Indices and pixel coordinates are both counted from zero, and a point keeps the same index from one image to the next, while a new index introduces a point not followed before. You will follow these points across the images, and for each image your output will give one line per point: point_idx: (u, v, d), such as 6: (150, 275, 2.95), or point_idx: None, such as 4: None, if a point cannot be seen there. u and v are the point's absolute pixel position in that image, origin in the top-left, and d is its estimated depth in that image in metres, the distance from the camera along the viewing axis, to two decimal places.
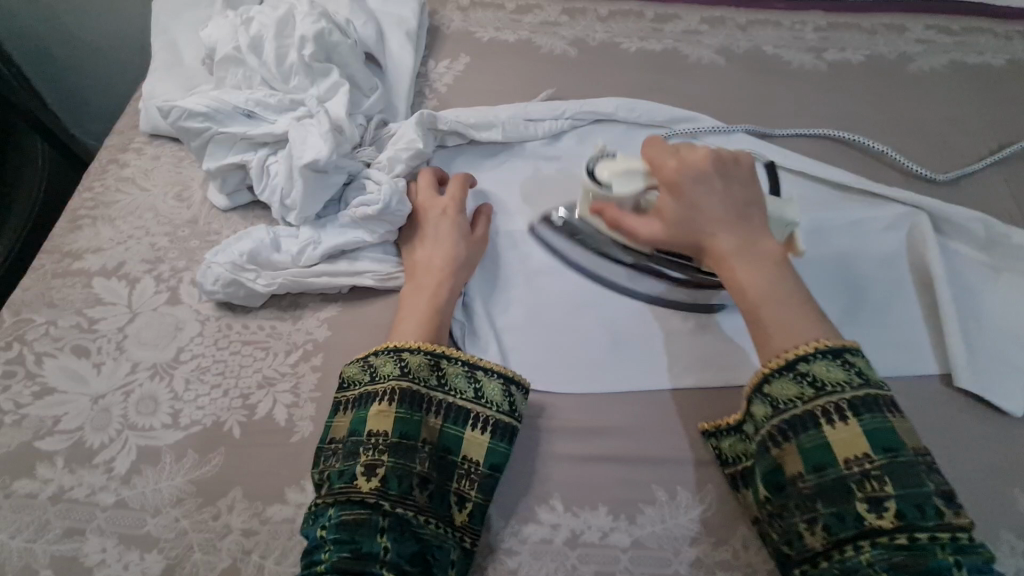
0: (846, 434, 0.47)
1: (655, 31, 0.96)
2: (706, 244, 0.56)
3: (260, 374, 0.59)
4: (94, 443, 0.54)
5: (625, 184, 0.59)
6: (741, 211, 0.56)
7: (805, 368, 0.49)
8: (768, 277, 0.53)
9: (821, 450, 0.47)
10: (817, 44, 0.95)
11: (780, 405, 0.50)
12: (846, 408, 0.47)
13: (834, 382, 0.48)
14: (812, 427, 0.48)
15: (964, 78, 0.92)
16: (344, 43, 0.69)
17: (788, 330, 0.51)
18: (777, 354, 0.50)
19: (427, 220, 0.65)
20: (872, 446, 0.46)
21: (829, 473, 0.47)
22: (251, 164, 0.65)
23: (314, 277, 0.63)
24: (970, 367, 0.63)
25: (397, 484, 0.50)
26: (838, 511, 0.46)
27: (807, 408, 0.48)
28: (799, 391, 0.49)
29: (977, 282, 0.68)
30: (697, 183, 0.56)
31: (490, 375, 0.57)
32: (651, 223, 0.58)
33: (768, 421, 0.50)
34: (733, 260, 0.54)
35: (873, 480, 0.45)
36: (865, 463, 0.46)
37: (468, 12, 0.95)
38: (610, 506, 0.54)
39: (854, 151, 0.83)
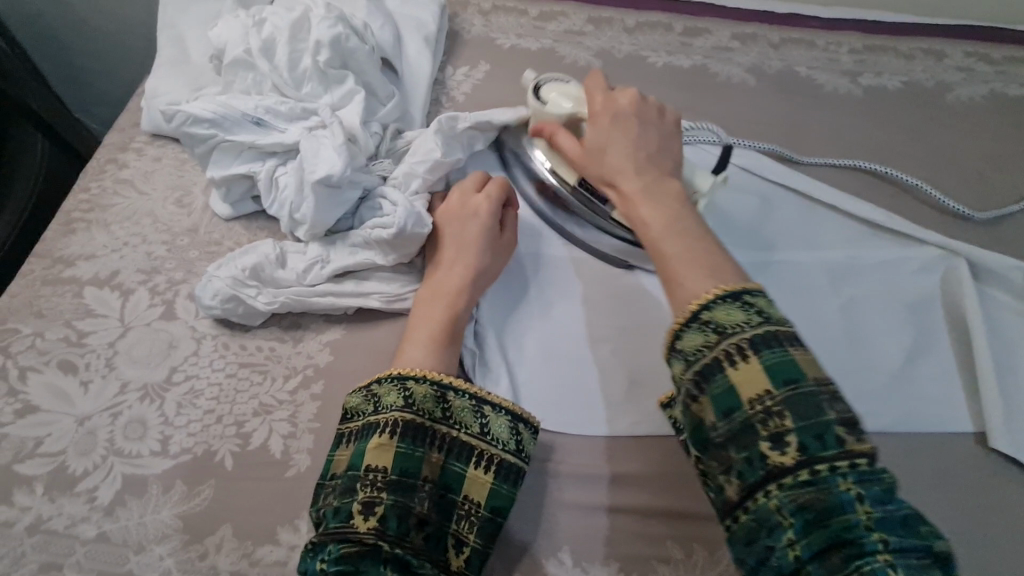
0: (747, 374, 0.40)
1: (683, 46, 0.92)
2: (611, 176, 0.54)
3: (256, 401, 0.55)
4: (77, 469, 0.51)
5: (562, 105, 0.62)
6: (653, 151, 0.54)
7: (706, 314, 0.42)
8: (671, 210, 0.50)
9: (728, 395, 0.40)
10: (852, 68, 0.91)
11: (688, 358, 0.42)
12: (748, 347, 0.40)
13: (735, 324, 0.41)
14: (718, 373, 0.41)
15: (1003, 111, 0.88)
16: (362, 48, 0.64)
17: (696, 269, 0.45)
18: (697, 295, 0.43)
19: (457, 218, 0.62)
20: (773, 380, 0.39)
21: (737, 417, 0.40)
22: (258, 175, 0.61)
23: (318, 296, 0.59)
24: (1005, 428, 0.59)
25: (397, 524, 0.46)
26: (748, 456, 0.39)
27: (713, 354, 0.41)
28: (705, 338, 0.42)
29: (1013, 334, 0.65)
30: (615, 125, 0.55)
31: (499, 411, 0.53)
32: (574, 152, 0.57)
33: (683, 376, 0.42)
34: (640, 194, 0.51)
35: (775, 417, 0.39)
36: (767, 400, 0.39)
37: (489, 17, 0.91)
38: (621, 563, 0.51)
39: (887, 183, 0.79)
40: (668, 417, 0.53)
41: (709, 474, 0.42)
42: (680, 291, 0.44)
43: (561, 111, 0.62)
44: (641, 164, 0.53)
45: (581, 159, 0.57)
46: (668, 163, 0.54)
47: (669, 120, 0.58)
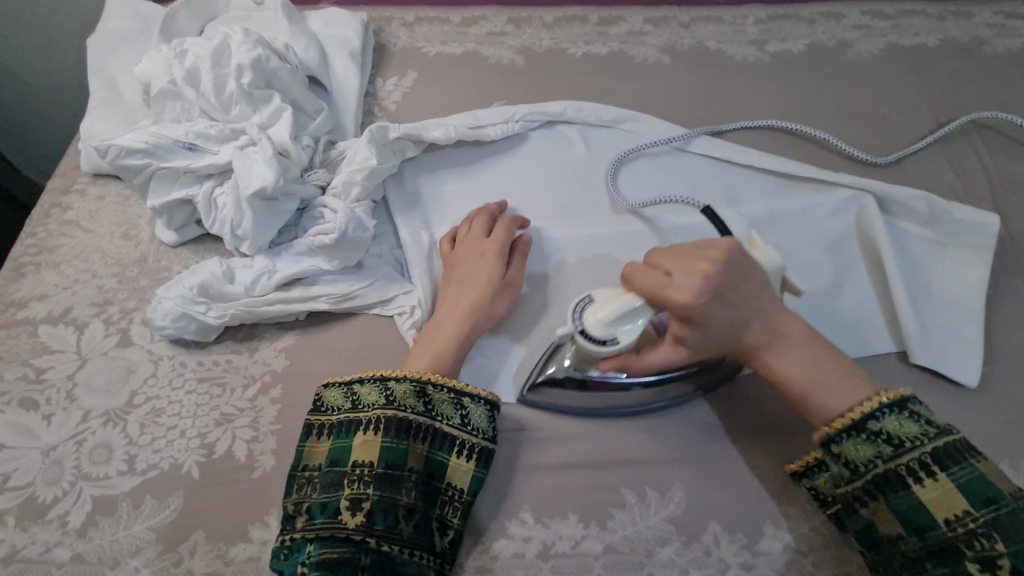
0: (938, 493, 0.47)
1: (600, 34, 0.97)
2: (731, 348, 0.54)
3: (218, 412, 0.58)
4: (47, 497, 0.53)
5: (630, 329, 0.55)
6: (755, 311, 0.53)
7: (877, 426, 0.50)
8: (808, 361, 0.53)
9: (916, 512, 0.47)
10: (758, 37, 0.97)
11: (859, 466, 0.50)
12: (933, 465, 0.48)
13: (912, 437, 0.49)
14: (901, 488, 0.48)
15: (901, 60, 0.95)
16: (283, 67, 0.68)
17: (838, 393, 0.52)
18: (831, 418, 0.51)
19: (462, 260, 0.64)
20: (970, 501, 0.46)
21: (932, 535, 0.47)
22: (196, 197, 0.63)
23: (268, 305, 0.62)
24: (922, 343, 0.64)
25: (383, 518, 0.49)
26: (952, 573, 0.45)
27: (888, 467, 0.49)
28: (876, 450, 0.49)
29: (923, 260, 0.70)
30: (714, 303, 0.52)
31: (477, 401, 0.55)
32: (674, 354, 0.55)
33: (852, 485, 0.50)
34: (766, 351, 0.54)
35: (982, 537, 0.45)
36: (969, 520, 0.46)
37: (413, 28, 0.95)
38: (581, 514, 0.54)
39: (798, 138, 0.85)
40: (806, 488, 0.54)
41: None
42: (820, 412, 0.52)
43: (636, 331, 0.55)
44: (758, 327, 0.53)
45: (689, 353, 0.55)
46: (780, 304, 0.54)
47: (752, 272, 0.54)
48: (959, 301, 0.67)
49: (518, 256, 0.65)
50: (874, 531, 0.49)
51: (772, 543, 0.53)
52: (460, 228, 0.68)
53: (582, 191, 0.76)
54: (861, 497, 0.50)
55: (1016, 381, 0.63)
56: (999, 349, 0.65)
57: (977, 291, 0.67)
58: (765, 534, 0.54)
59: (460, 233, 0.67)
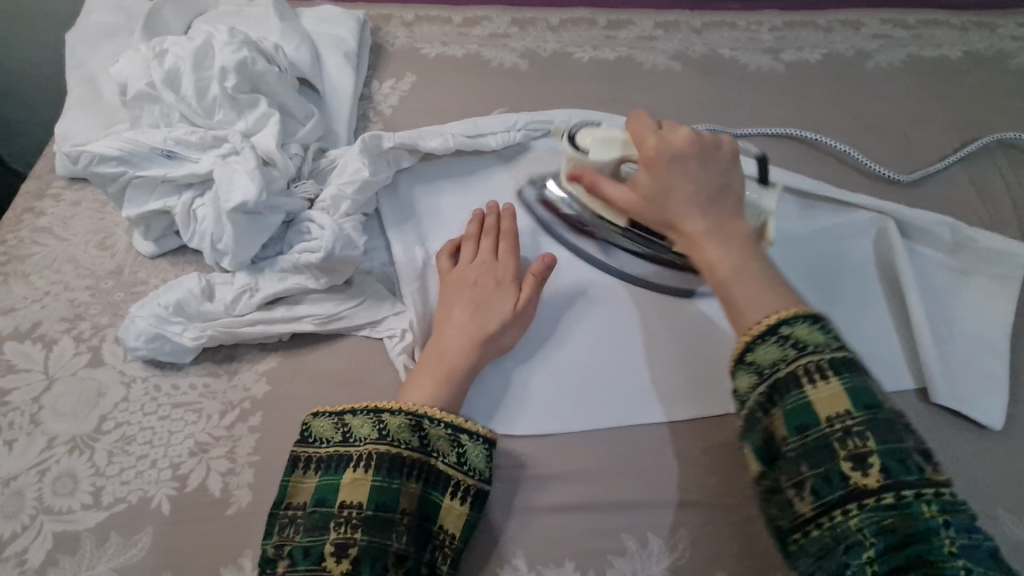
0: (827, 395, 0.42)
1: (608, 38, 0.93)
2: (673, 218, 0.53)
3: (192, 441, 0.54)
4: (5, 532, 0.49)
5: (608, 147, 0.60)
6: (715, 189, 0.53)
7: (786, 330, 0.45)
8: (742, 257, 0.50)
9: (804, 412, 0.42)
10: (773, 45, 0.93)
11: (765, 371, 0.44)
12: (828, 368, 0.43)
13: (817, 344, 0.44)
14: (794, 389, 0.43)
15: (922, 73, 0.91)
16: (271, 70, 0.63)
17: (756, 294, 0.48)
18: (754, 323, 0.46)
19: (470, 283, 0.60)
20: (853, 403, 0.41)
21: (813, 434, 0.42)
22: (175, 209, 0.59)
23: (248, 326, 0.58)
24: (944, 381, 0.60)
25: (371, 566, 0.45)
26: (825, 473, 0.41)
27: (790, 370, 0.44)
28: (782, 353, 0.44)
29: (945, 289, 0.66)
30: (674, 166, 0.53)
31: (476, 439, 0.51)
32: (626, 199, 0.56)
33: (753, 391, 0.45)
34: (705, 235, 0.51)
35: (855, 437, 0.41)
36: (847, 420, 0.41)
37: (412, 28, 0.91)
38: (578, 562, 0.50)
39: (815, 153, 0.81)
40: None
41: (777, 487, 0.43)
42: (743, 312, 0.47)
43: (613, 154, 0.60)
44: (703, 206, 0.52)
45: (638, 206, 0.55)
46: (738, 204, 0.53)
47: (727, 159, 0.55)
48: (983, 336, 0.63)
49: (532, 282, 0.60)
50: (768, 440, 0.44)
51: None
52: (466, 247, 0.64)
53: None
54: (762, 403, 0.44)
55: None
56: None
57: (1000, 325, 0.64)
58: None
59: (465, 251, 0.63)
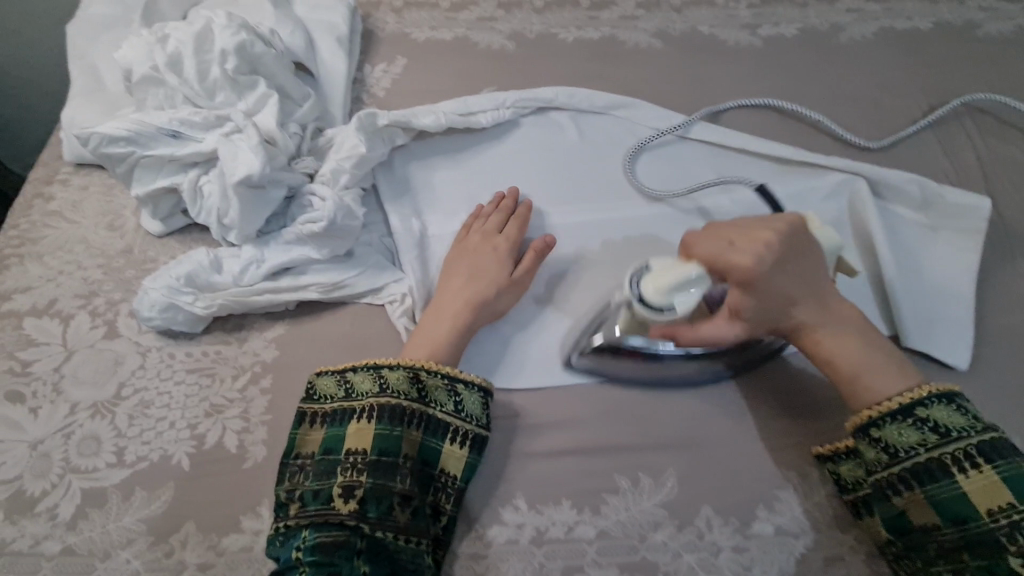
0: (981, 484, 0.48)
1: (591, 19, 0.96)
2: (788, 318, 0.54)
3: (208, 403, 0.57)
4: (36, 490, 0.52)
5: (687, 297, 0.50)
6: (813, 289, 0.54)
7: (924, 413, 0.51)
8: (858, 344, 0.55)
9: (958, 502, 0.49)
10: (751, 21, 0.97)
11: (900, 452, 0.51)
12: (978, 456, 0.49)
13: (959, 428, 0.50)
14: (943, 477, 0.49)
15: (894, 44, 0.94)
16: (269, 53, 0.66)
17: (884, 375, 0.53)
18: (880, 401, 0.52)
19: (471, 254, 0.64)
20: (1015, 495, 0.47)
21: (971, 527, 0.48)
22: (181, 185, 0.62)
23: (256, 295, 0.61)
24: (911, 326, 0.64)
25: (376, 505, 0.49)
26: (988, 564, 0.47)
27: (929, 456, 0.50)
28: (921, 437, 0.51)
29: (914, 243, 0.70)
30: (773, 280, 0.51)
31: (471, 388, 0.55)
32: (735, 336, 0.53)
33: (886, 469, 0.51)
34: (821, 331, 0.55)
35: (1022, 530, 0.46)
36: (1011, 513, 0.47)
37: (401, 13, 0.94)
38: (573, 500, 0.54)
39: (792, 122, 0.84)
40: (829, 472, 0.55)
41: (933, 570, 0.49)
42: (871, 397, 0.53)
43: (692, 301, 0.50)
44: (808, 303, 0.54)
45: (744, 334, 0.53)
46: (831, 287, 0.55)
47: (812, 253, 0.53)
48: (949, 285, 0.67)
49: (531, 255, 0.64)
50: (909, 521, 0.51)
51: (765, 525, 0.53)
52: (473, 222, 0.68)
53: (577, 173, 0.76)
54: (898, 485, 0.51)
55: (1005, 363, 0.63)
56: (988, 331, 0.65)
57: (966, 275, 0.67)
58: (757, 517, 0.54)
59: (472, 224, 0.68)
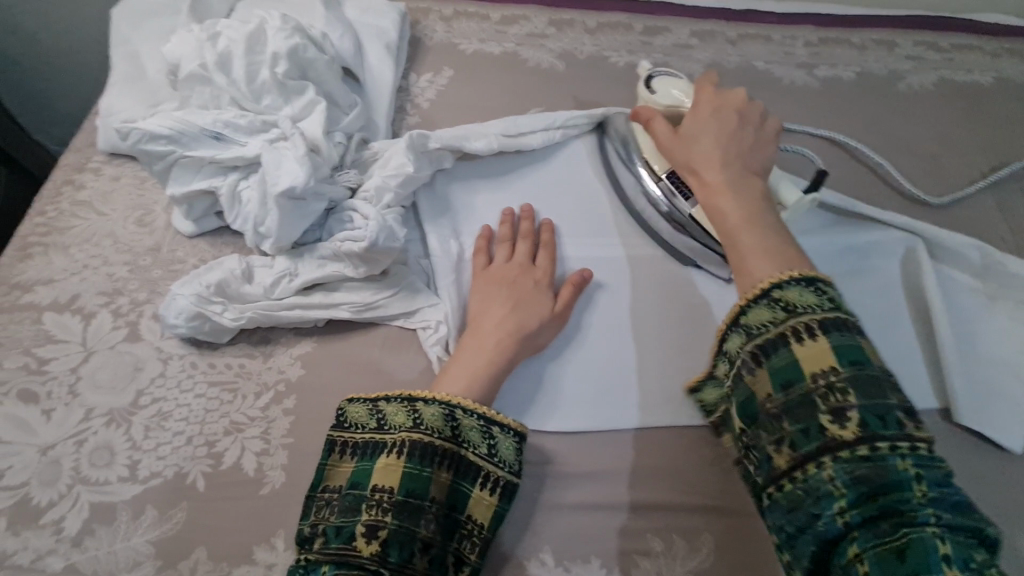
0: (813, 351, 0.43)
1: (644, 45, 0.93)
2: (698, 166, 0.57)
3: (228, 420, 0.54)
4: (42, 500, 0.50)
5: (667, 91, 0.65)
6: (744, 153, 0.57)
7: (779, 293, 0.46)
8: (752, 210, 0.53)
9: (790, 368, 0.43)
10: (807, 60, 0.94)
11: (752, 331, 0.46)
12: (817, 329, 0.43)
13: (807, 305, 0.45)
14: (782, 347, 0.44)
15: (953, 97, 0.91)
16: (320, 59, 0.64)
17: (766, 254, 0.49)
18: (762, 281, 0.47)
19: (508, 282, 0.61)
20: (839, 360, 0.42)
21: (796, 390, 0.42)
22: (219, 190, 0.60)
23: (287, 310, 0.59)
24: (966, 402, 0.61)
25: (398, 551, 0.46)
26: (804, 427, 0.41)
27: (778, 330, 0.45)
28: (772, 314, 0.45)
29: (972, 312, 0.67)
30: (712, 119, 0.59)
31: (506, 431, 0.52)
32: (665, 139, 0.60)
33: (742, 348, 0.46)
34: (724, 185, 0.54)
35: (838, 392, 0.41)
36: (831, 376, 0.41)
37: (451, 23, 0.92)
38: (603, 559, 0.51)
39: (847, 167, 0.81)
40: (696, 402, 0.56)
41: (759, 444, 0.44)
42: (749, 274, 0.49)
43: (665, 100, 0.65)
44: (728, 162, 0.56)
45: (671, 148, 0.59)
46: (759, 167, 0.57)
47: (768, 131, 0.60)
48: (1004, 359, 0.64)
49: (569, 287, 0.62)
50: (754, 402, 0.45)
51: None
52: (500, 248, 0.65)
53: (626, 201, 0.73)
54: (750, 362, 0.45)
55: None
56: None
57: None
58: None
59: (504, 251, 0.65)
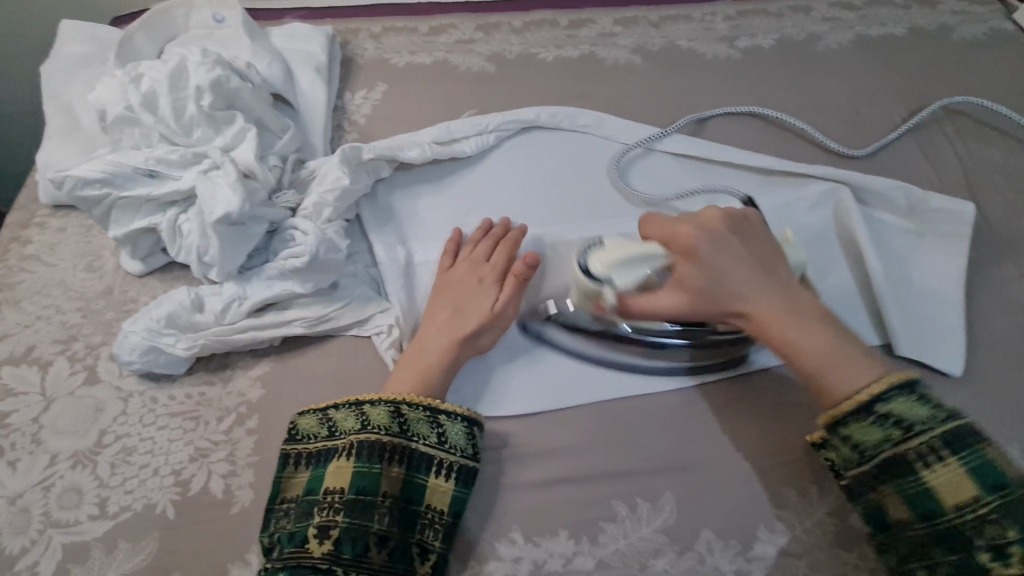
0: (947, 478, 0.47)
1: (570, 38, 0.96)
2: (743, 307, 0.55)
3: (192, 447, 0.56)
4: (15, 548, 0.51)
5: (625, 275, 0.55)
6: (761, 266, 0.56)
7: (886, 409, 0.49)
8: (818, 329, 0.53)
9: (927, 498, 0.48)
10: (728, 33, 0.97)
11: (869, 452, 0.50)
12: (942, 449, 0.47)
13: (923, 421, 0.48)
14: (910, 474, 0.48)
15: (869, 51, 0.95)
16: (245, 87, 0.66)
17: (851, 368, 0.51)
18: (845, 397, 0.51)
19: (455, 284, 0.63)
20: (980, 487, 0.46)
21: (940, 522, 0.47)
22: (160, 226, 0.61)
23: (240, 333, 0.60)
24: (904, 335, 0.64)
25: (352, 546, 0.48)
26: (957, 560, 0.46)
27: (898, 451, 0.49)
28: (885, 433, 0.49)
29: (904, 250, 0.70)
30: (715, 249, 0.56)
31: (455, 418, 0.54)
32: (676, 301, 0.55)
33: (858, 469, 0.51)
34: (778, 317, 0.54)
35: (991, 524, 0.45)
36: (978, 507, 0.46)
37: (381, 40, 0.95)
38: (569, 530, 0.53)
39: (772, 131, 0.85)
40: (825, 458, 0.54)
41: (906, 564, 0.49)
42: (829, 386, 0.52)
43: (631, 278, 0.56)
44: (766, 293, 0.55)
45: (688, 303, 0.55)
46: (786, 271, 0.57)
47: (759, 231, 0.59)
48: (935, 289, 0.67)
49: (513, 281, 0.63)
50: (885, 515, 0.50)
51: (766, 547, 0.52)
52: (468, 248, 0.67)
53: (562, 193, 0.76)
54: (871, 481, 0.50)
55: (999, 368, 0.63)
56: (980, 335, 0.65)
57: (956, 280, 0.67)
58: (759, 538, 0.53)
59: (462, 252, 0.67)
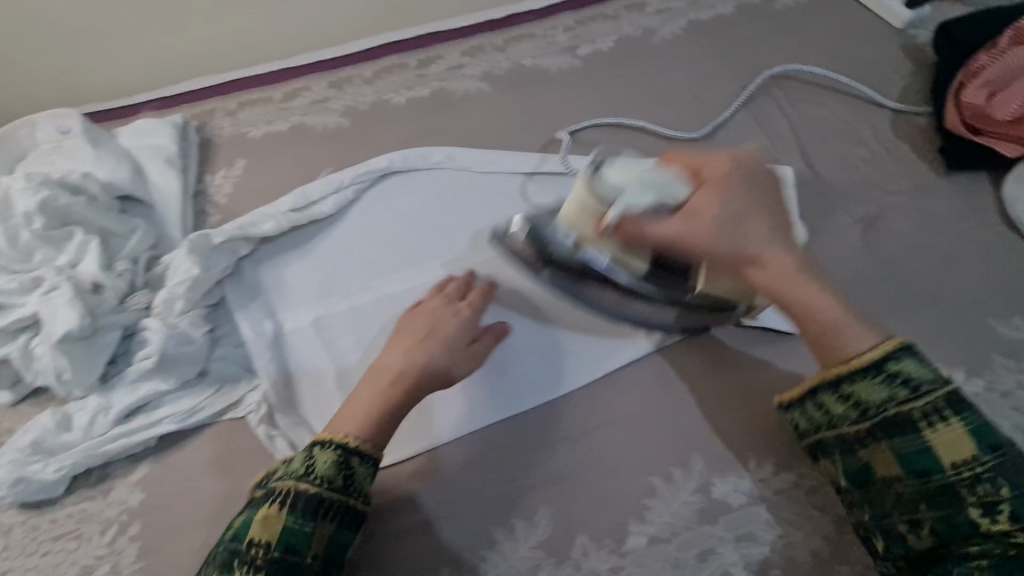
0: (950, 436, 0.47)
1: (420, 77, 0.99)
2: (754, 255, 0.55)
3: (77, 566, 0.56)
4: None
5: (645, 194, 0.54)
6: (777, 220, 0.56)
7: (896, 368, 0.49)
8: (807, 289, 0.54)
9: (923, 455, 0.48)
10: (569, 44, 1.02)
11: (870, 410, 0.50)
12: (946, 411, 0.48)
13: (929, 381, 0.49)
14: (912, 434, 0.48)
15: (702, 35, 1.00)
16: (78, 201, 0.68)
17: (856, 334, 0.52)
18: (853, 355, 0.52)
19: (401, 329, 0.63)
20: (979, 447, 0.46)
21: (934, 480, 0.47)
22: (12, 355, 0.62)
23: (110, 442, 0.61)
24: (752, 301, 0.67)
25: None
26: (946, 517, 0.46)
27: (902, 410, 0.49)
28: (891, 392, 0.49)
29: None
30: (741, 187, 0.56)
31: (365, 461, 0.54)
32: (678, 228, 0.54)
33: (855, 426, 0.51)
34: (790, 271, 0.54)
35: (987, 484, 0.45)
36: (975, 466, 0.46)
37: (237, 115, 0.96)
38: (450, 565, 0.54)
39: (616, 133, 0.89)
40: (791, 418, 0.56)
41: (887, 520, 0.50)
42: (842, 347, 0.52)
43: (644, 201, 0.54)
44: (782, 242, 0.55)
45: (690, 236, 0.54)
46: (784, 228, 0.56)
47: (752, 168, 0.57)
48: None
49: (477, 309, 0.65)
50: (868, 474, 0.51)
51: (638, 538, 0.55)
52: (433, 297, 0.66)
53: (422, 233, 0.79)
54: (859, 440, 0.51)
55: None
56: None
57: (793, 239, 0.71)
58: (631, 531, 0.55)
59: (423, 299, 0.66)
